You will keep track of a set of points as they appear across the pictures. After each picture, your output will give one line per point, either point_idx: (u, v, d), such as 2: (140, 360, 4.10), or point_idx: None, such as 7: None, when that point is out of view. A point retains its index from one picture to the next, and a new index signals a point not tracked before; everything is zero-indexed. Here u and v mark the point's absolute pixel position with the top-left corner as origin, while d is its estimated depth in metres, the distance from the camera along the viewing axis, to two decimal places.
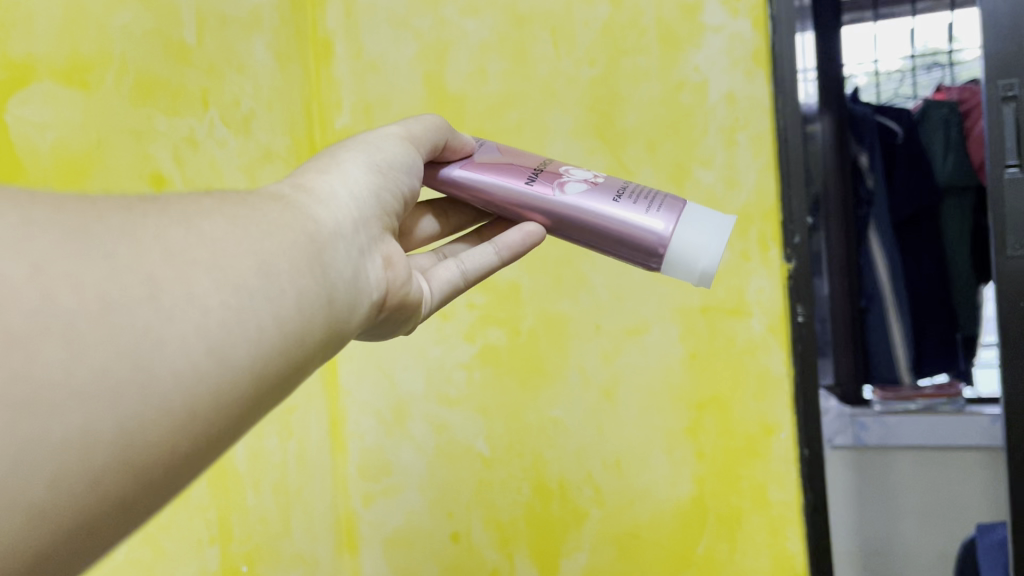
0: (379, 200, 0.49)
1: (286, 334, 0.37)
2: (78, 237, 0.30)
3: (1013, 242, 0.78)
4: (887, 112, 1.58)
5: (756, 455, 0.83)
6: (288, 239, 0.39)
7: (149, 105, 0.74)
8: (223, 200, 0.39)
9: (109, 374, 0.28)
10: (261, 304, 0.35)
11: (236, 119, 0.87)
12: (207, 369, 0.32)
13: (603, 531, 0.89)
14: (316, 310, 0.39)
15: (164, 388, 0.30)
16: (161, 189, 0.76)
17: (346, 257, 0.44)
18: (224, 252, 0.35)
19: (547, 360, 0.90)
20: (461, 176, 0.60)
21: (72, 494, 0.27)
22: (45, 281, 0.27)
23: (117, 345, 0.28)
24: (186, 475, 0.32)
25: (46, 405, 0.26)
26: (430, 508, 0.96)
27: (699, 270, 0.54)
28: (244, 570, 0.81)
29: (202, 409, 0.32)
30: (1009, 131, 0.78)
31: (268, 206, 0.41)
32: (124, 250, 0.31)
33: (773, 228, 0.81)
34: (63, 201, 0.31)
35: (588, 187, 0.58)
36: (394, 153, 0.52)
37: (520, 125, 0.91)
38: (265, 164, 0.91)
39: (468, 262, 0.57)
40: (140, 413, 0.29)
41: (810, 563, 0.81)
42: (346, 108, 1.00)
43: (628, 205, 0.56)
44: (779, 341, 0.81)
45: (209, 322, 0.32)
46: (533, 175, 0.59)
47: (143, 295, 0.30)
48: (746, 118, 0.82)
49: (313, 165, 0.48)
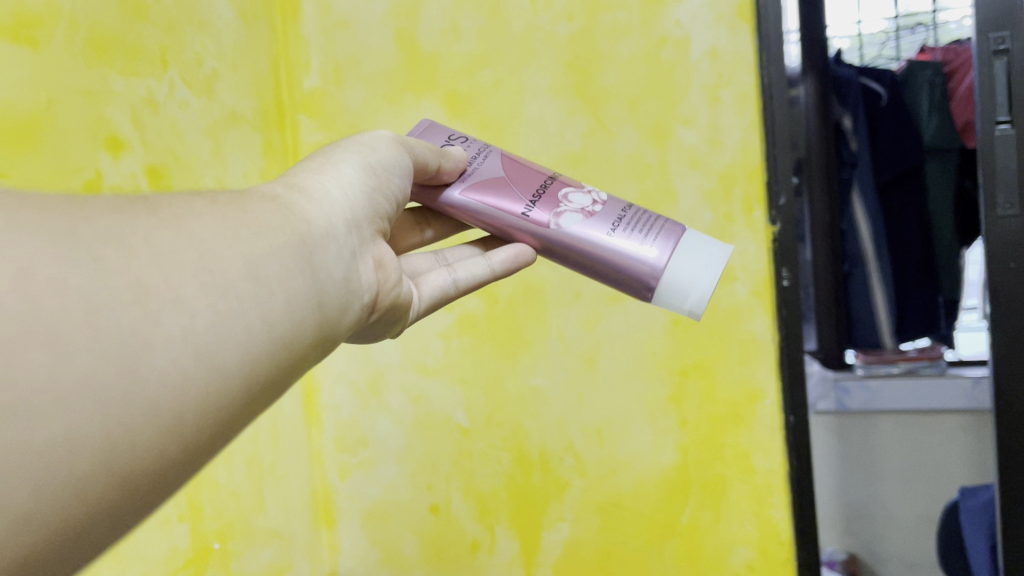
0: (372, 202, 0.46)
1: (275, 338, 0.34)
2: (65, 238, 0.27)
3: (1003, 202, 0.75)
4: (870, 73, 1.56)
5: (740, 423, 0.81)
6: (278, 239, 0.36)
7: (103, 64, 0.70)
8: (213, 200, 0.36)
9: (92, 381, 0.25)
10: (250, 308, 0.33)
11: (198, 80, 0.83)
12: (195, 374, 0.29)
13: (585, 501, 0.87)
14: (306, 315, 0.37)
15: (152, 393, 0.27)
16: (118, 153, 0.72)
17: (337, 257, 0.41)
18: (213, 252, 0.32)
19: (526, 328, 0.88)
20: (459, 199, 0.57)
21: (54, 506, 0.24)
22: (30, 284, 0.25)
23: (103, 350, 0.26)
24: (171, 485, 0.30)
25: (25, 411, 0.23)
26: (408, 480, 0.94)
27: (688, 306, 0.53)
28: (217, 548, 0.78)
29: (189, 417, 0.29)
30: (998, 86, 0.75)
31: (258, 205, 0.38)
32: (113, 253, 0.28)
33: (757, 190, 0.79)
34: (48, 198, 0.29)
35: (585, 218, 0.55)
36: (388, 154, 0.49)
37: (496, 84, 0.88)
38: (231, 128, 0.87)
39: (460, 271, 0.56)
40: (125, 421, 0.26)
41: (794, 530, 0.80)
42: (315, 69, 0.96)
43: (624, 238, 0.54)
44: (764, 306, 0.79)
45: (196, 326, 0.30)
46: (532, 200, 0.56)
47: (129, 299, 0.28)
48: (730, 76, 0.79)
49: (305, 165, 0.45)
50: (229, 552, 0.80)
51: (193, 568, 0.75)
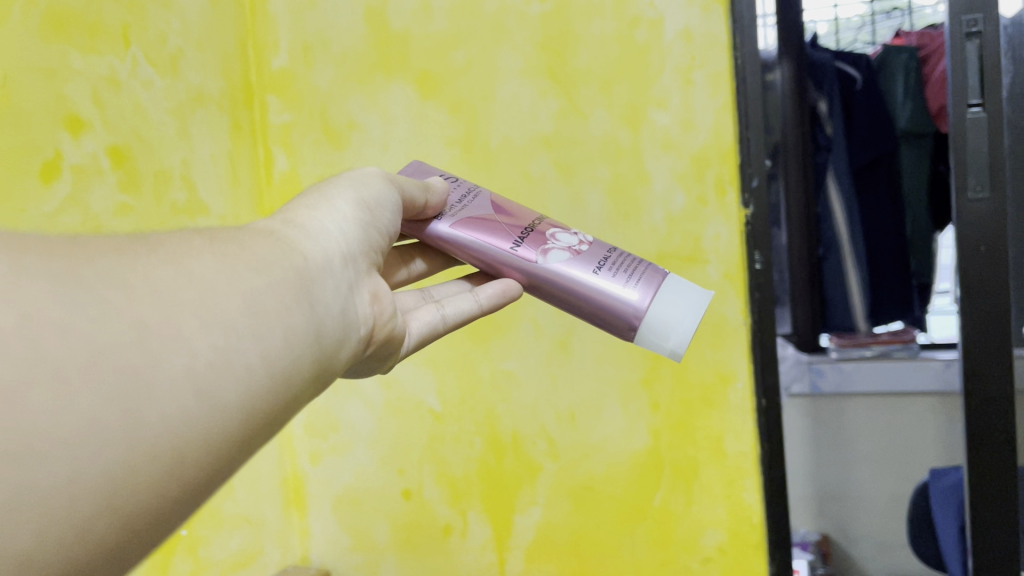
0: (367, 236, 0.45)
1: (276, 375, 0.33)
2: (67, 281, 0.26)
3: (973, 184, 0.75)
4: (845, 59, 1.55)
5: (712, 406, 0.81)
6: (275, 272, 0.35)
7: (62, 41, 0.68)
8: (210, 236, 0.35)
9: (95, 426, 0.25)
10: (252, 345, 0.31)
11: (163, 58, 0.81)
12: (197, 414, 0.28)
13: (558, 485, 0.87)
14: (306, 352, 0.35)
15: (151, 435, 0.26)
16: (78, 133, 0.70)
17: (335, 292, 0.40)
18: (212, 287, 0.31)
19: (499, 311, 0.87)
20: (447, 233, 0.57)
21: (51, 559, 0.24)
22: (34, 328, 0.24)
23: (107, 392, 0.25)
24: (167, 532, 0.29)
25: (24, 457, 0.23)
26: (380, 465, 0.93)
27: (669, 347, 0.53)
28: (184, 534, 0.77)
29: (189, 458, 0.28)
30: (970, 70, 0.75)
31: (256, 241, 0.36)
32: (117, 294, 0.27)
33: (730, 172, 0.78)
34: (51, 239, 0.28)
35: (571, 255, 0.55)
36: (380, 191, 0.49)
37: (468, 64, 0.86)
38: (197, 108, 0.85)
39: (449, 307, 0.53)
40: (124, 466, 0.25)
41: (766, 513, 0.80)
42: (284, 48, 0.94)
43: (608, 277, 0.55)
44: (736, 290, 0.79)
45: (197, 365, 0.28)
46: (519, 238, 0.56)
47: (130, 338, 0.27)
48: (703, 57, 0.78)
49: (300, 200, 0.44)
50: (197, 539, 0.79)
51: (159, 556, 0.74)
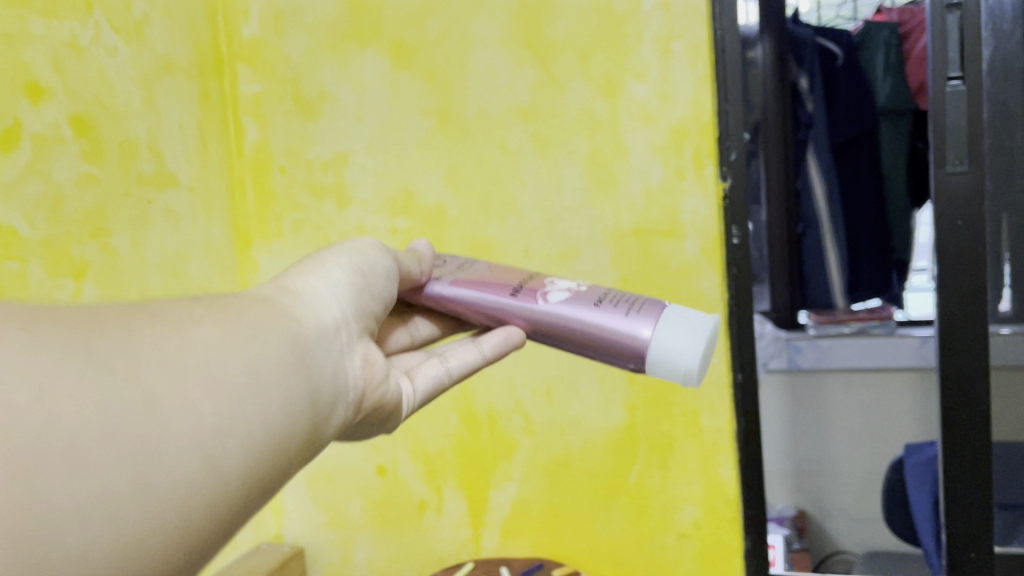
0: (365, 306, 0.44)
1: (277, 446, 0.33)
2: (80, 351, 0.26)
3: (952, 158, 0.75)
4: (828, 34, 1.53)
5: (689, 382, 0.80)
6: (276, 343, 0.34)
7: (20, 5, 0.66)
8: (214, 305, 0.34)
9: (105, 497, 0.25)
10: (252, 415, 0.31)
11: (127, 25, 0.78)
12: (199, 488, 0.28)
13: (533, 460, 0.86)
14: (305, 422, 0.35)
15: (160, 504, 0.27)
16: (37, 101, 0.67)
17: (334, 361, 0.39)
18: (218, 374, 0.30)
19: None
20: (443, 292, 0.51)
21: None
22: (49, 399, 0.24)
23: (120, 458, 0.26)
24: None
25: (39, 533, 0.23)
26: (354, 442, 0.92)
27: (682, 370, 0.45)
28: None
29: (192, 532, 0.28)
30: (951, 42, 0.74)
31: (255, 308, 0.36)
32: (127, 366, 0.27)
33: (709, 145, 0.77)
34: (61, 311, 0.28)
35: (570, 295, 0.49)
36: (382, 263, 0.46)
37: (443, 33, 0.84)
38: (164, 77, 0.83)
39: (451, 362, 0.50)
40: (134, 540, 0.26)
41: (741, 488, 0.80)
42: (254, 16, 0.91)
43: (609, 310, 0.48)
44: (713, 265, 0.78)
45: (203, 431, 0.29)
46: (516, 286, 0.51)
47: (140, 403, 0.27)
48: (682, 27, 0.77)
49: (297, 267, 0.43)
50: None
51: None
